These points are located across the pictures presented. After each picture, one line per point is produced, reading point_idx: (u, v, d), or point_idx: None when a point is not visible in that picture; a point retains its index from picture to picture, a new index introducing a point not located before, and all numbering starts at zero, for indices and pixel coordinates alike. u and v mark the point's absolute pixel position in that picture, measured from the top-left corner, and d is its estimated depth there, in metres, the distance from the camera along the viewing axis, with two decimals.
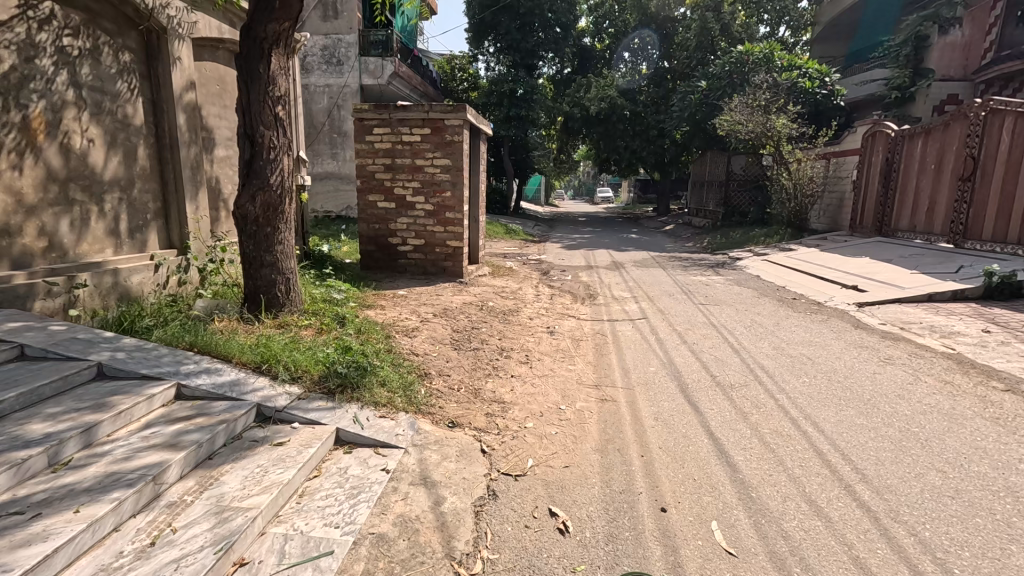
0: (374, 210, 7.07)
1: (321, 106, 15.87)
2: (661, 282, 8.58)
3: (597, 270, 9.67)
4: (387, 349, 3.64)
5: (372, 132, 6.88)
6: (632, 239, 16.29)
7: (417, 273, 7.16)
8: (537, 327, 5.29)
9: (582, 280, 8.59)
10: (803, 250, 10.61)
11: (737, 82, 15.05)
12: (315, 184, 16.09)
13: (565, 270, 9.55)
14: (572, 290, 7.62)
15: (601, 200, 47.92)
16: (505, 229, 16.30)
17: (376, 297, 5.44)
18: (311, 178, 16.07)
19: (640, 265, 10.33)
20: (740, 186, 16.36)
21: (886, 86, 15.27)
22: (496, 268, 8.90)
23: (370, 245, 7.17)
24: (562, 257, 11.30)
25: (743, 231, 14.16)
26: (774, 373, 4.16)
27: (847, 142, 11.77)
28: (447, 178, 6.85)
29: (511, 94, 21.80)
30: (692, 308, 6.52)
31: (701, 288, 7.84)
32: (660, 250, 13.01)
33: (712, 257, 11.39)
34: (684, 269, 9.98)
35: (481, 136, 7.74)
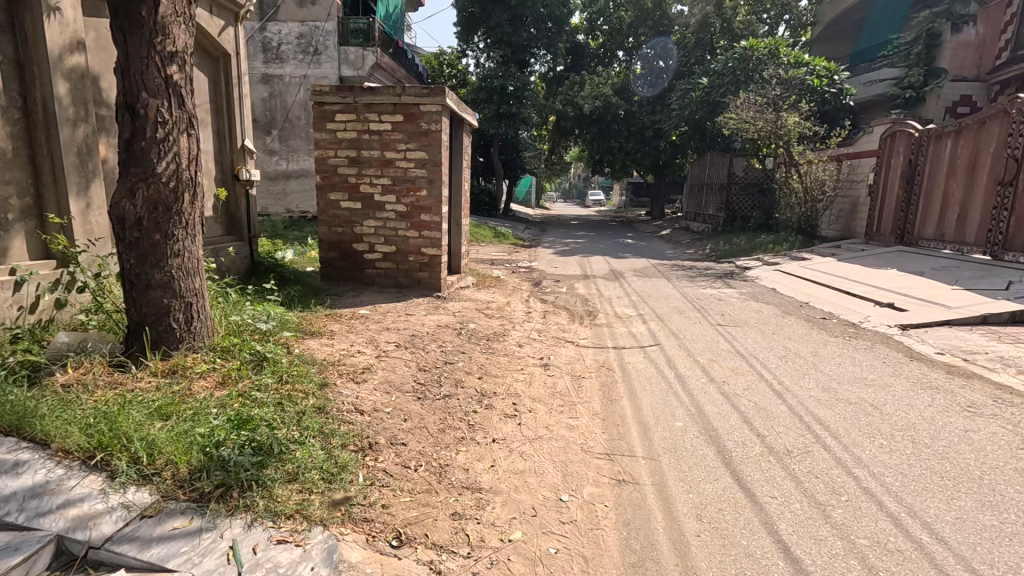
0: (336, 211, 6.00)
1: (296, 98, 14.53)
2: (667, 295, 7.63)
3: (593, 280, 8.69)
4: (317, 409, 2.59)
5: (334, 119, 5.81)
6: (628, 244, 15.38)
7: (388, 285, 6.10)
8: (527, 359, 4.27)
9: (578, 292, 7.60)
10: (818, 260, 9.72)
11: (741, 79, 14.18)
12: (291, 182, 14.90)
13: (558, 280, 8.56)
14: (567, 305, 6.61)
15: (592, 203, 47.09)
16: (493, 232, 15.30)
17: (329, 320, 4.39)
18: (287, 176, 14.86)
19: (640, 274, 9.38)
20: (741, 190, 15.48)
21: (896, 86, 14.42)
22: (481, 278, 7.87)
23: (332, 252, 6.10)
24: (554, 264, 10.30)
25: (747, 237, 13.25)
26: (838, 429, 3.18)
27: (862, 143, 10.92)
28: (422, 175, 5.80)
29: (502, 90, 20.79)
30: (709, 330, 5.55)
31: (713, 303, 6.90)
32: (661, 258, 12.05)
33: (719, 266, 10.45)
34: (689, 280, 9.05)
35: (464, 126, 6.73)
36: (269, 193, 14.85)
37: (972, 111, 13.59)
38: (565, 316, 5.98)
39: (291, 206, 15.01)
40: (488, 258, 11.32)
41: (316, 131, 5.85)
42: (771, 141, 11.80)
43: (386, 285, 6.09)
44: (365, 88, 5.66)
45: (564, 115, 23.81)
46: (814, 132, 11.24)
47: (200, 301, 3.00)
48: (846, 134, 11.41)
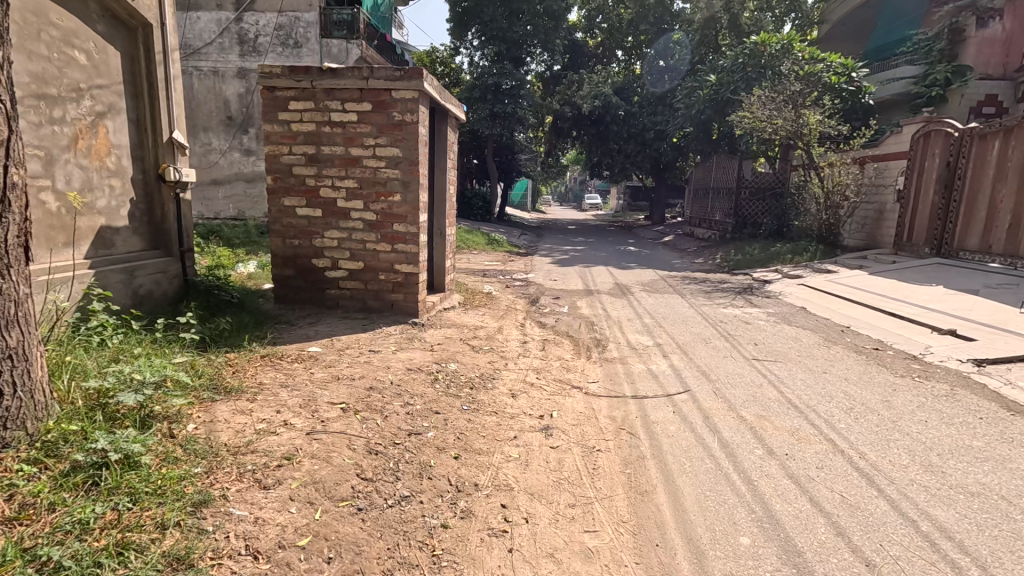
0: (291, 220, 4.95)
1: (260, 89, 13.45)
2: (685, 315, 6.63)
3: (598, 296, 7.68)
4: (167, 563, 1.57)
5: (287, 108, 4.76)
6: (630, 252, 14.39)
7: (355, 309, 5.05)
8: (522, 419, 3.24)
9: (582, 312, 6.58)
10: (846, 273, 8.75)
11: (752, 76, 13.26)
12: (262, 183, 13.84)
13: (558, 296, 7.54)
14: (570, 331, 5.59)
15: (589, 207, 46.23)
16: (486, 239, 14.29)
17: (263, 368, 3.34)
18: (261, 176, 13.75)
19: (649, 289, 8.38)
20: (751, 195, 14.54)
21: (916, 84, 13.49)
22: (469, 296, 6.83)
23: (287, 269, 5.04)
24: (553, 277, 9.29)
25: (761, 245, 12.29)
26: (979, 551, 2.16)
27: (890, 144, 9.98)
28: (395, 176, 4.77)
29: (496, 88, 19.83)
30: (745, 366, 4.55)
31: (741, 327, 5.91)
32: (668, 268, 11.07)
33: (734, 279, 9.47)
34: (705, 295, 8.05)
35: (447, 120, 5.74)
36: (247, 199, 13.87)
37: (998, 112, 12.70)
38: (569, 347, 4.95)
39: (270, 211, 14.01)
40: (480, 269, 10.32)
41: (266, 122, 4.81)
42: (788, 141, 10.85)
43: (352, 309, 5.04)
44: (325, 69, 4.62)
45: (562, 115, 22.86)
46: (836, 132, 10.30)
47: (20, 367, 1.99)
48: (872, 134, 10.46)
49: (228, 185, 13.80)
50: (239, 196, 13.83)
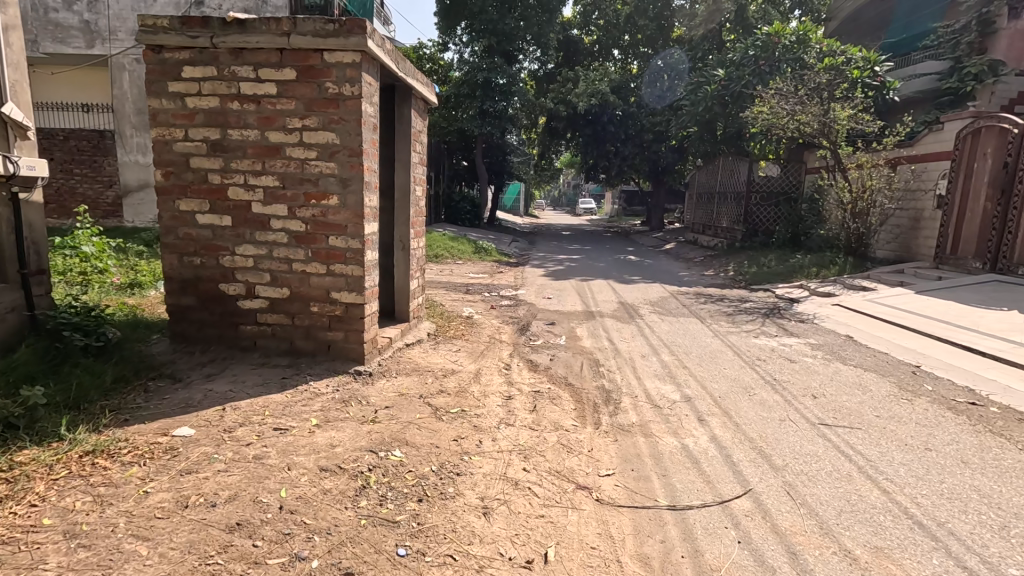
0: (191, 229, 3.61)
1: None
2: (711, 347, 5.34)
3: (600, 320, 6.39)
4: None
5: (181, 77, 3.44)
6: (631, 261, 13.12)
7: (279, 352, 3.72)
8: (496, 574, 1.93)
9: (582, 345, 5.28)
10: (888, 292, 7.54)
11: (765, 70, 12.10)
12: None
13: (552, 321, 6.24)
14: (569, 376, 4.28)
15: (583, 211, 45.16)
16: (472, 247, 12.98)
17: (64, 483, 2.01)
18: None
19: (660, 310, 7.10)
20: (763, 200, 13.39)
21: (940, 81, 12.28)
22: (443, 324, 5.53)
23: (187, 297, 3.71)
24: (547, 294, 8.00)
25: (777, 256, 11.08)
26: None
27: (928, 143, 8.81)
28: (330, 171, 3.46)
29: (486, 84, 18.56)
30: (812, 436, 3.27)
31: (787, 369, 4.64)
32: (677, 282, 9.83)
33: (755, 297, 8.23)
34: (727, 318, 6.79)
35: (410, 101, 4.46)
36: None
37: None
38: (569, 405, 3.65)
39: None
40: (463, 284, 8.99)
41: (154, 96, 3.49)
42: (811, 139, 9.64)
43: (275, 352, 3.70)
44: (229, 20, 3.30)
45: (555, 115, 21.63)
46: (867, 129, 9.11)
47: None
48: (908, 131, 9.27)
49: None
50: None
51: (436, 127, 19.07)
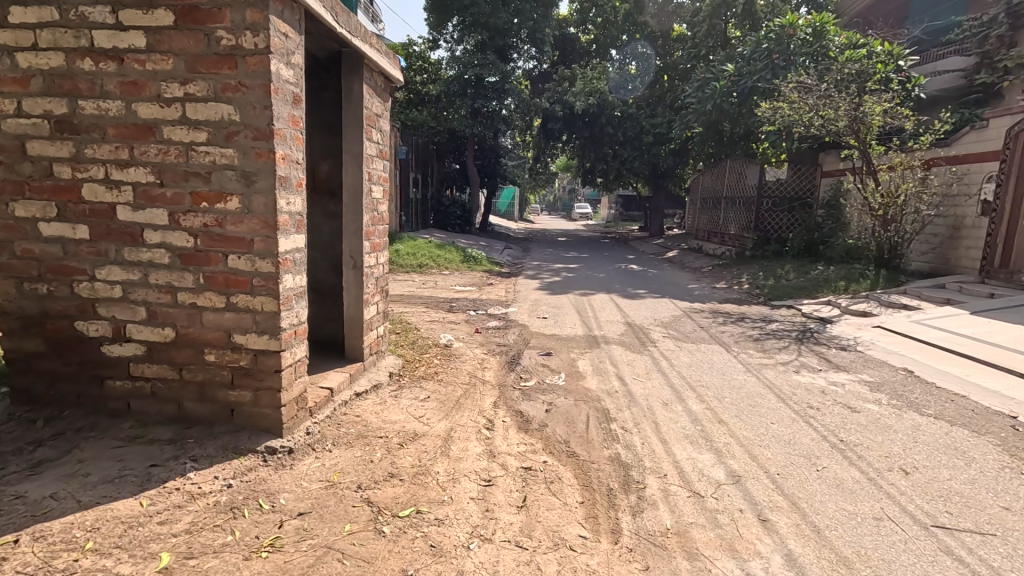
0: (33, 245, 2.52)
1: None
2: (746, 387, 4.29)
3: (605, 348, 5.33)
4: None
5: (7, 23, 2.36)
6: (633, 271, 12.10)
7: (162, 419, 2.62)
8: None
9: (586, 386, 4.19)
10: (936, 312, 6.52)
11: (779, 64, 11.11)
12: None
13: (548, 350, 5.17)
14: (571, 439, 3.20)
15: (579, 217, 44.31)
16: (461, 255, 11.91)
17: None
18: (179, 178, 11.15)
19: (673, 333, 6.05)
20: (775, 205, 12.44)
21: (966, 78, 11.36)
22: (412, 358, 4.45)
23: (32, 340, 2.62)
24: (542, 313, 6.94)
25: (795, 267, 10.07)
26: None
27: (970, 142, 7.84)
28: (226, 161, 2.39)
29: (477, 82, 17.52)
30: (936, 556, 2.20)
31: (853, 424, 3.58)
32: (688, 297, 8.78)
33: (780, 317, 7.21)
34: (755, 344, 5.75)
35: (362, 73, 3.40)
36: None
37: None
38: (570, 495, 2.57)
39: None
40: (446, 300, 7.91)
41: None
42: (837, 138, 8.63)
43: (155, 418, 2.61)
44: None
45: (551, 116, 20.64)
46: (903, 125, 8.10)
47: None
48: (947, 128, 8.27)
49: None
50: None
51: (425, 127, 18.00)
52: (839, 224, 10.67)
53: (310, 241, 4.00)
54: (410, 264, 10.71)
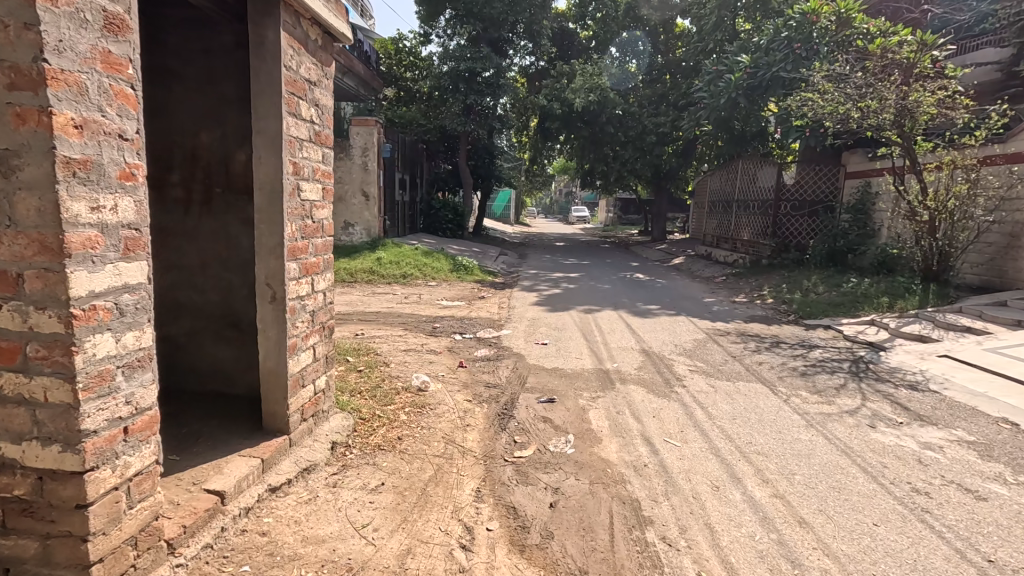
0: None
1: None
2: (817, 455, 3.19)
3: (621, 391, 4.23)
4: None
5: None
6: (639, 281, 11.04)
7: None
8: None
9: (601, 456, 3.08)
10: (1012, 338, 5.47)
11: (802, 54, 10.07)
12: None
13: (551, 395, 4.07)
14: (589, 569, 2.11)
15: (575, 220, 43.39)
16: (450, 263, 10.80)
17: None
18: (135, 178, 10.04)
19: (701, 366, 4.96)
20: (794, 209, 11.41)
21: (1003, 70, 10.36)
22: (369, 415, 3.34)
23: None
24: (541, 337, 5.84)
25: (823, 278, 9.02)
26: None
27: None
28: None
29: (470, 76, 16.42)
30: None
31: (994, 526, 2.50)
32: (706, 313, 7.71)
33: (821, 341, 6.13)
34: (803, 381, 4.67)
35: (278, 15, 2.29)
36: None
37: None
38: None
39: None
40: (430, 319, 6.82)
41: None
42: (878, 132, 7.56)
43: None
44: None
45: (548, 114, 19.57)
46: (957, 118, 7.04)
47: None
48: (1004, 122, 7.23)
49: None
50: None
51: (414, 124, 16.89)
52: (866, 231, 9.74)
53: (223, 259, 2.90)
54: (393, 274, 9.62)
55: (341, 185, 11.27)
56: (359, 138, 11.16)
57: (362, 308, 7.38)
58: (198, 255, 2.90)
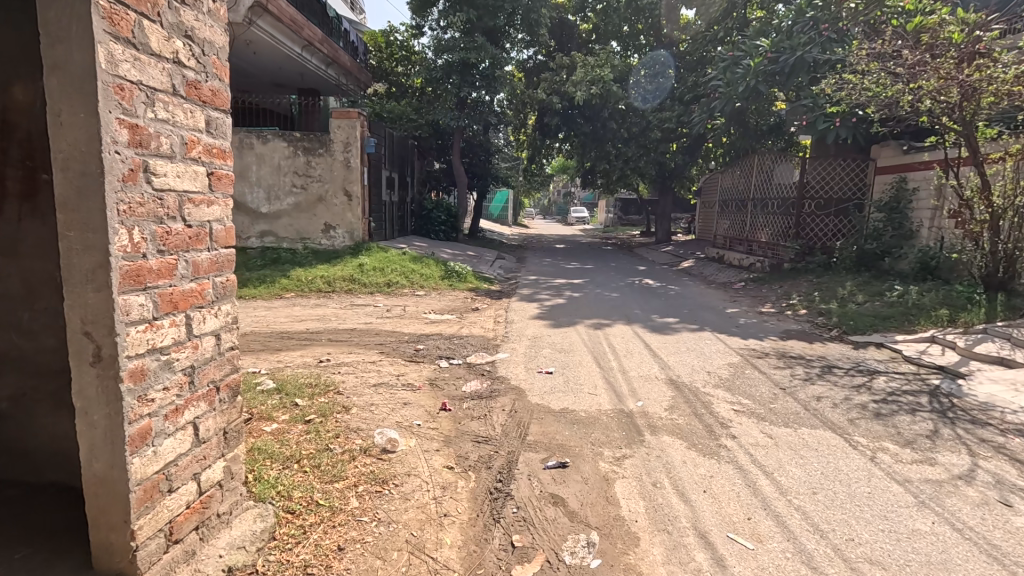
0: None
1: None
2: (955, 566, 2.18)
3: (654, 446, 3.21)
4: None
5: None
6: (649, 288, 10.05)
7: None
8: None
9: (642, 574, 2.08)
10: None
11: (830, 35, 9.07)
12: None
13: (562, 455, 3.05)
14: None
15: (575, 221, 42.46)
16: (441, 269, 9.78)
17: None
18: None
19: (748, 405, 3.93)
20: (820, 207, 10.41)
21: None
22: (303, 503, 2.32)
23: None
24: (544, 363, 4.82)
25: (859, 285, 8.03)
26: None
27: None
28: None
29: (464, 68, 15.40)
30: None
31: None
32: (733, 328, 6.70)
33: (880, 365, 5.12)
34: (883, 426, 3.65)
35: None
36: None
37: None
38: None
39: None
40: (413, 338, 5.80)
41: None
42: (931, 118, 6.55)
43: None
44: None
45: (547, 109, 18.57)
46: None
47: None
48: None
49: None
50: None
51: (404, 119, 15.86)
52: (903, 231, 8.81)
53: (61, 282, 2.00)
54: (377, 282, 8.61)
55: (322, 184, 10.27)
56: (341, 132, 10.15)
57: (336, 325, 6.35)
58: (22, 280, 2.00)
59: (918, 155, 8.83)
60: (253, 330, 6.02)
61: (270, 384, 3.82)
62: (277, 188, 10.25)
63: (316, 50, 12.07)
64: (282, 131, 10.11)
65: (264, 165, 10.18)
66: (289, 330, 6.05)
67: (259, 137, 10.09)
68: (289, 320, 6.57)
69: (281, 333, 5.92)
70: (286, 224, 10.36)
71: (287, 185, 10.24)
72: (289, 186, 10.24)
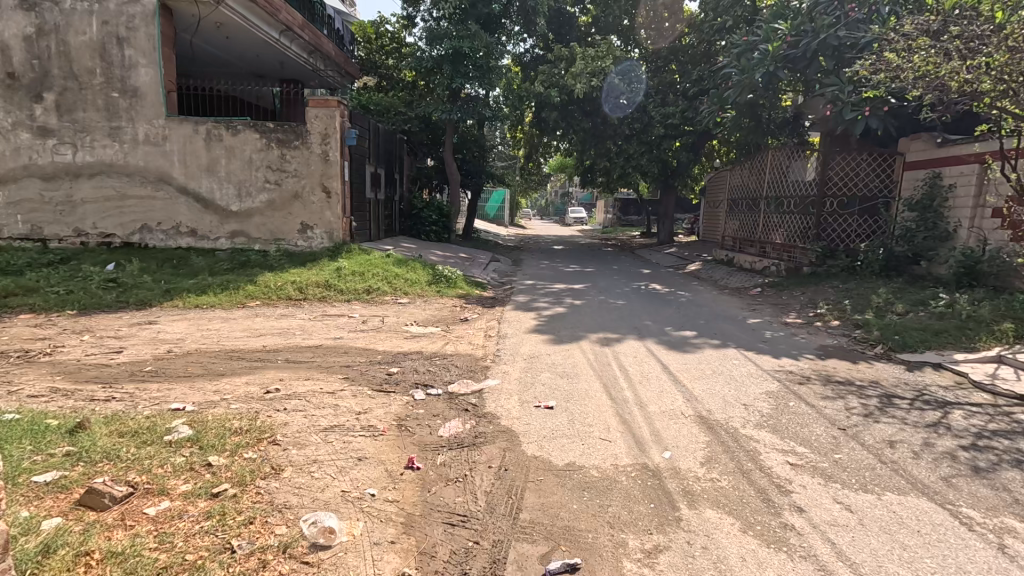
0: None
1: (90, 37, 8.85)
2: None
3: (697, 529, 2.32)
4: None
5: None
6: (658, 294, 9.17)
7: None
8: None
9: None
10: None
11: (859, 15, 8.18)
12: (81, 183, 9.17)
13: (571, 553, 2.14)
14: None
15: (574, 221, 41.58)
16: (428, 273, 8.87)
17: None
18: (77, 175, 9.15)
19: (805, 456, 3.05)
20: (841, 206, 9.55)
21: None
22: None
23: None
24: (543, 394, 3.92)
25: (896, 293, 7.15)
26: None
27: None
28: None
29: (457, 57, 14.48)
30: None
31: None
32: (762, 343, 5.80)
33: (951, 394, 4.23)
34: (994, 489, 2.75)
35: None
36: (124, 208, 9.29)
37: None
38: None
39: (151, 223, 9.37)
40: (388, 359, 4.88)
41: None
42: (990, 101, 5.67)
43: None
44: None
45: (545, 103, 17.66)
46: None
47: None
48: None
49: (93, 180, 9.18)
50: (110, 200, 9.26)
51: (393, 113, 14.94)
52: (939, 232, 7.97)
53: None
54: (354, 289, 7.70)
55: (298, 180, 9.35)
56: (318, 122, 9.23)
57: (299, 341, 5.44)
58: None
59: (955, 148, 7.99)
60: (199, 347, 5.10)
61: (184, 433, 2.91)
62: (249, 184, 9.33)
63: (295, 36, 10.94)
64: (254, 121, 9.20)
65: (233, 158, 9.26)
66: (241, 347, 5.13)
67: (228, 128, 9.16)
68: (246, 334, 5.66)
69: (231, 351, 5.00)
70: (258, 223, 9.44)
71: (259, 180, 9.32)
72: (262, 181, 9.33)
